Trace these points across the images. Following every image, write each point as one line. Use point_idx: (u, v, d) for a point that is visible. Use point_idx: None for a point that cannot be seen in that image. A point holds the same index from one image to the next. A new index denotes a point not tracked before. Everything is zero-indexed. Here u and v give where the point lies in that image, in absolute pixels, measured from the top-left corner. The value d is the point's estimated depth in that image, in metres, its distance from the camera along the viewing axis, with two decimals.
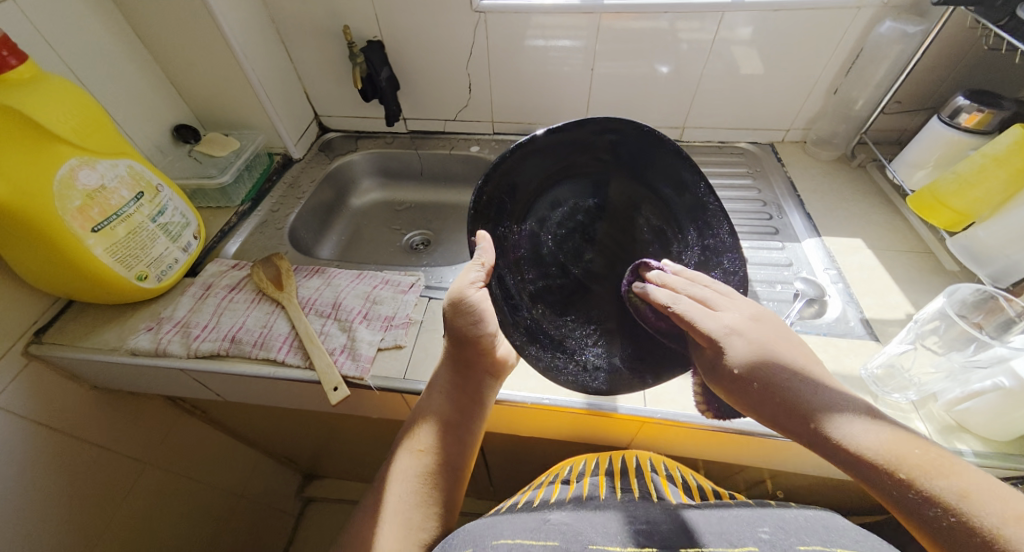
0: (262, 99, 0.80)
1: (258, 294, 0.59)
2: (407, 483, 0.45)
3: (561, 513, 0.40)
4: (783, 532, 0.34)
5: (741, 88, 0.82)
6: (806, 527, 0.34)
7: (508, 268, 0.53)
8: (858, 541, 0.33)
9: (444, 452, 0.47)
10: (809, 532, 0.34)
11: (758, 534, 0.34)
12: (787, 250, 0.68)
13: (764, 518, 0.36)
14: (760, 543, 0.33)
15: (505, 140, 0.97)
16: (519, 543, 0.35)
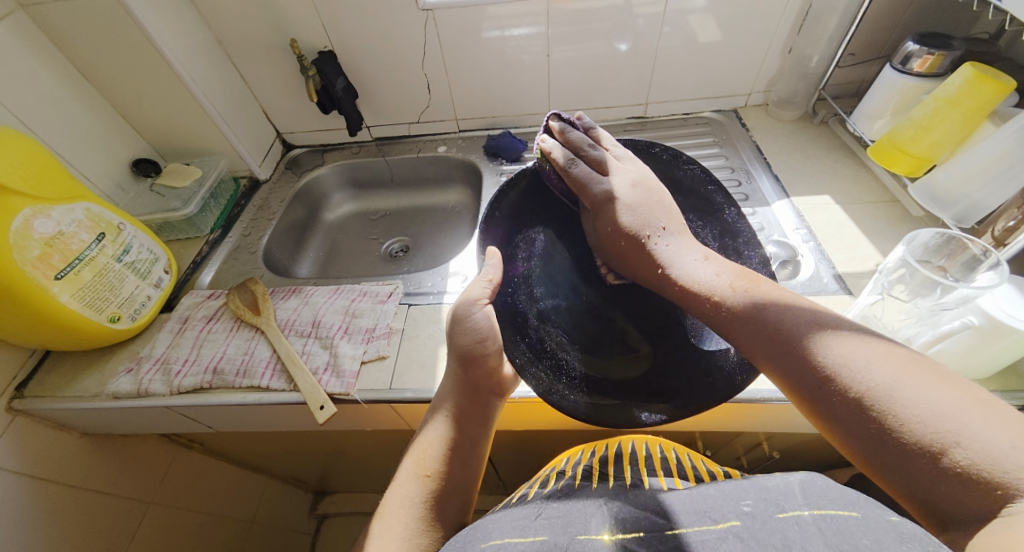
0: (219, 124, 0.78)
1: (236, 322, 0.59)
2: (410, 510, 0.42)
3: (552, 506, 0.41)
4: (764, 503, 0.34)
5: (699, 56, 0.82)
6: (789, 490, 0.34)
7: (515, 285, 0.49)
8: (834, 500, 0.32)
9: (450, 475, 0.44)
10: (786, 495, 0.34)
11: (741, 507, 0.34)
12: (757, 215, 0.68)
13: (748, 489, 0.36)
14: (741, 516, 0.34)
15: (471, 137, 0.97)
16: (510, 541, 0.36)
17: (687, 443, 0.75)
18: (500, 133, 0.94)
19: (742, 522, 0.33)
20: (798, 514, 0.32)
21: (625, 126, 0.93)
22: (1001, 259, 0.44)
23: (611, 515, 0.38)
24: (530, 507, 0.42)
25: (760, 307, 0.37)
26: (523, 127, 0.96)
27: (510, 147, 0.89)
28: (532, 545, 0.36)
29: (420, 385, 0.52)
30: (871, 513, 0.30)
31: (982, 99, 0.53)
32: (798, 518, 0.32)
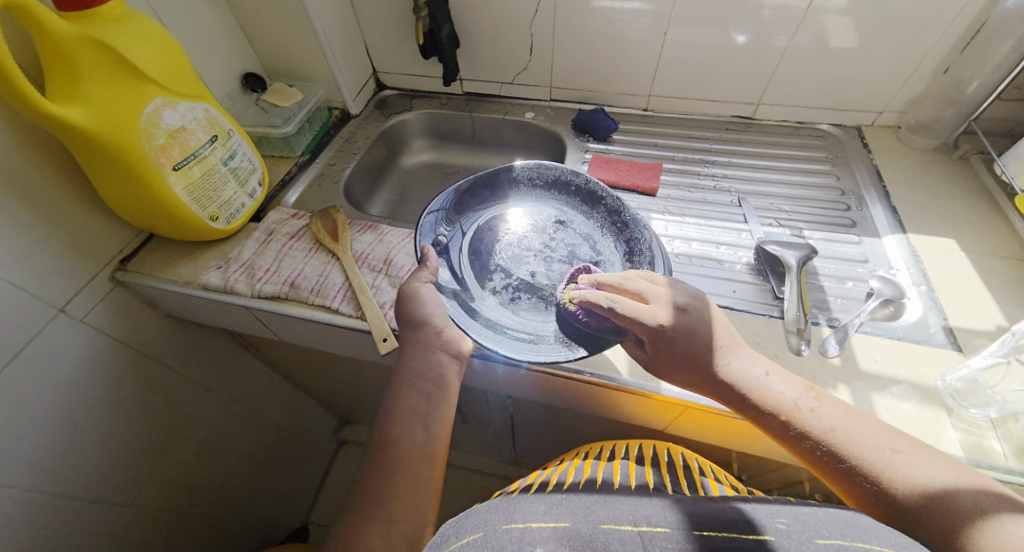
0: (326, 51, 0.80)
1: (315, 244, 0.61)
2: (379, 480, 0.41)
3: (573, 498, 0.41)
4: (801, 525, 0.32)
5: (832, 61, 0.74)
6: (828, 519, 0.33)
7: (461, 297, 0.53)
8: (879, 537, 0.31)
9: (417, 445, 0.43)
10: (826, 524, 0.33)
11: (776, 524, 0.33)
12: (863, 245, 0.62)
13: (785, 508, 0.35)
14: (776, 533, 0.32)
15: (562, 108, 0.94)
16: (531, 528, 0.36)
17: (722, 462, 0.73)
18: (593, 108, 0.90)
19: (776, 538, 0.32)
20: (837, 543, 0.31)
21: (726, 124, 0.87)
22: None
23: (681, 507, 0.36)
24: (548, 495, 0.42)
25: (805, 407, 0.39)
26: (617, 107, 0.92)
27: (601, 124, 0.86)
28: (554, 532, 0.35)
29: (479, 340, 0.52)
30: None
31: None
32: (839, 547, 0.31)
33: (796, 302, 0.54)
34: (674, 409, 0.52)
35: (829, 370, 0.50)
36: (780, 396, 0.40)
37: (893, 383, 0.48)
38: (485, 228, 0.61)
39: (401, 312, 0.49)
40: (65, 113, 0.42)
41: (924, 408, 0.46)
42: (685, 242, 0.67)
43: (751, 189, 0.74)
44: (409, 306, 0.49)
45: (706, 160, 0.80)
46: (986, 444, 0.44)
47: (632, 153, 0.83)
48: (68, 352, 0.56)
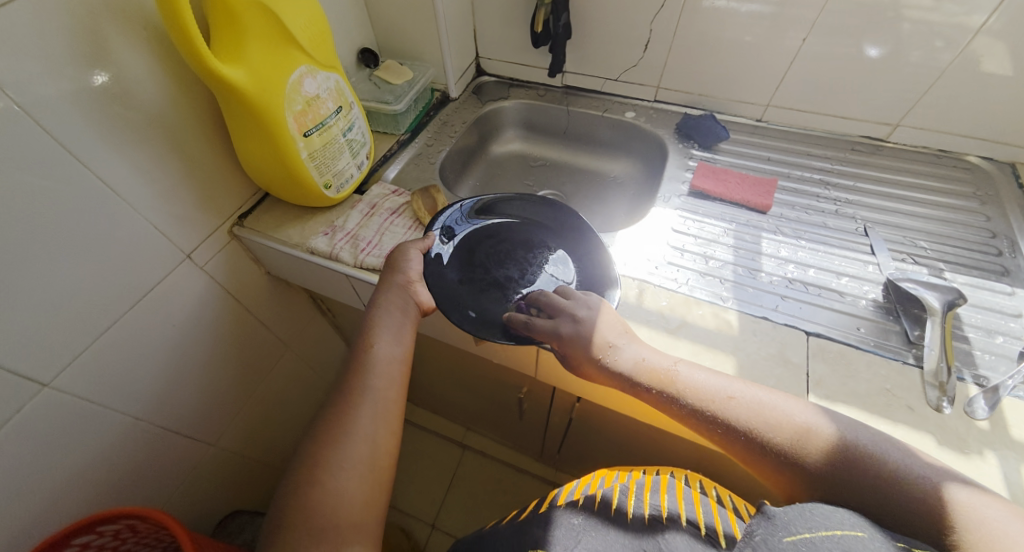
0: (442, 32, 0.80)
1: (415, 223, 0.62)
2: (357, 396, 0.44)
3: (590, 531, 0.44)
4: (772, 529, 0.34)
5: (1000, 85, 0.65)
6: (791, 513, 0.34)
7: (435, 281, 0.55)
8: (839, 518, 0.32)
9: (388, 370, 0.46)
10: (793, 519, 0.34)
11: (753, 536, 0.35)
12: (1018, 298, 0.55)
13: (761, 518, 0.37)
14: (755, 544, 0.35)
15: (665, 110, 0.90)
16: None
17: None
18: (701, 115, 0.86)
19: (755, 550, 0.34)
20: (805, 538, 0.32)
21: (852, 145, 0.79)
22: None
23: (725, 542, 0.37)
24: (567, 515, 0.47)
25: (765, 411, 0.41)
26: (727, 115, 0.87)
27: (708, 132, 0.82)
28: None
29: None
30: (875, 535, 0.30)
31: None
32: (806, 542, 0.32)
33: (939, 350, 0.49)
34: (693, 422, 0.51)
35: (974, 433, 0.44)
36: (731, 398, 0.42)
37: None
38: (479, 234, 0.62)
39: (390, 264, 0.53)
40: (226, 70, 0.44)
41: None
42: (800, 266, 0.61)
43: (880, 219, 0.67)
44: (397, 261, 0.53)
45: (827, 181, 0.74)
46: None
47: (740, 165, 0.78)
48: (187, 297, 0.60)
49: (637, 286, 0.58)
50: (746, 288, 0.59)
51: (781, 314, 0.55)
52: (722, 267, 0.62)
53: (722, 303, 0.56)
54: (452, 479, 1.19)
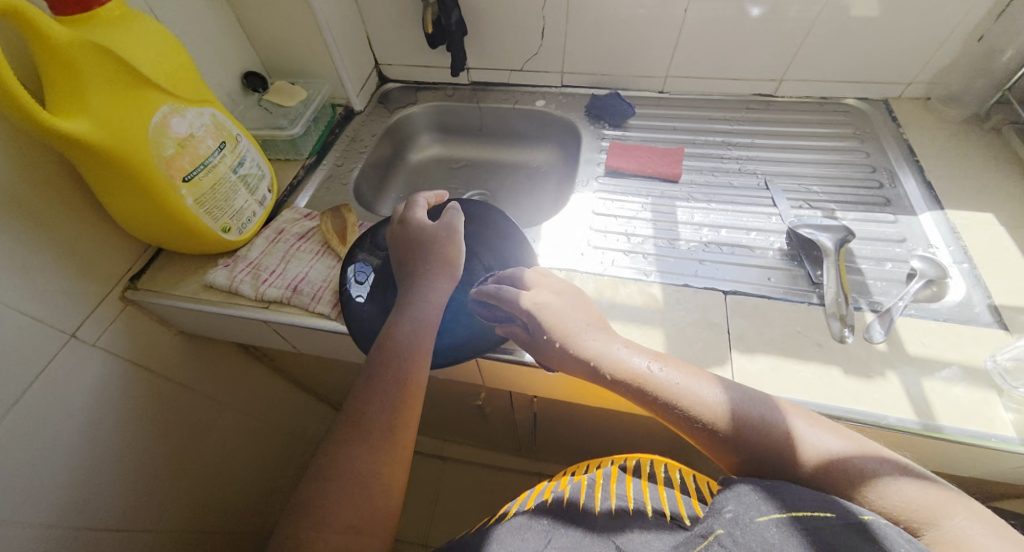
0: (329, 45, 0.76)
1: (323, 246, 0.59)
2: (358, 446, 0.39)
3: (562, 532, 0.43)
4: (744, 505, 0.32)
5: (864, 30, 0.70)
6: (762, 490, 0.33)
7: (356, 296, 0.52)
8: (811, 497, 0.31)
9: (384, 420, 0.41)
10: (763, 497, 0.32)
11: (723, 513, 0.33)
12: (900, 224, 0.60)
13: (727, 493, 0.35)
14: (724, 524, 0.32)
15: (573, 94, 0.91)
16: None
17: None
18: (607, 94, 0.88)
19: (727, 530, 0.32)
20: (780, 518, 0.31)
21: (747, 104, 0.83)
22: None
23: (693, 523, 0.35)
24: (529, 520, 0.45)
25: (693, 386, 0.41)
26: (632, 91, 0.89)
27: (614, 111, 0.84)
28: None
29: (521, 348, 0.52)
30: (846, 514, 0.30)
31: None
32: (781, 524, 0.30)
33: (836, 286, 0.52)
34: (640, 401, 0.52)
35: (875, 357, 0.47)
36: (655, 372, 0.42)
37: (941, 366, 0.46)
38: None
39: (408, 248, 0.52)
40: (69, 125, 0.39)
41: (973, 390, 0.44)
42: (712, 228, 0.64)
43: (778, 170, 0.71)
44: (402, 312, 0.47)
45: (729, 142, 0.77)
46: None
47: (649, 139, 0.81)
48: (82, 375, 0.54)
49: (564, 276, 0.58)
50: (666, 259, 0.61)
51: (699, 278, 0.57)
52: (643, 241, 0.64)
53: (646, 278, 0.58)
54: (433, 494, 1.18)
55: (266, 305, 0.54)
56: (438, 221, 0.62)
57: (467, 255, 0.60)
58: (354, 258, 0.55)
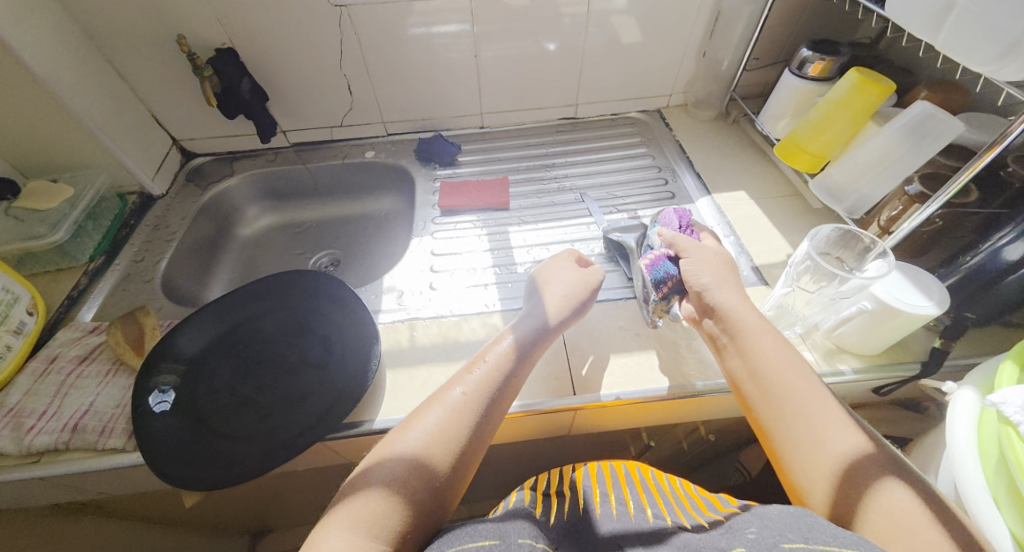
0: (94, 131, 0.67)
1: (114, 364, 0.52)
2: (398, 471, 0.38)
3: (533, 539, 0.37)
4: (768, 531, 0.35)
5: (625, 58, 0.83)
6: (793, 522, 0.35)
7: (153, 415, 0.45)
8: (836, 534, 0.33)
9: (442, 453, 0.40)
10: (792, 528, 0.35)
11: (746, 534, 0.36)
12: (684, 212, 0.71)
13: (761, 516, 0.38)
14: (748, 544, 0.35)
15: (402, 141, 0.91)
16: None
17: (631, 435, 0.77)
18: (433, 135, 0.89)
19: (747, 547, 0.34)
20: (802, 546, 0.32)
21: (555, 128, 0.93)
22: (876, 244, 0.48)
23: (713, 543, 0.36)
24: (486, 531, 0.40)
25: (781, 356, 0.45)
26: (454, 130, 0.92)
27: (442, 151, 0.85)
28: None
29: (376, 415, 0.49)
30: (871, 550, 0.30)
31: (867, 101, 0.56)
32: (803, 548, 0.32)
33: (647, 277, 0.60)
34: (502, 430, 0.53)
35: (681, 333, 0.55)
36: (754, 337, 0.46)
37: None
38: (215, 338, 0.52)
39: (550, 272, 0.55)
40: None
41: None
42: (541, 247, 0.69)
43: (589, 183, 0.80)
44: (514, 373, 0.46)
45: (546, 164, 0.85)
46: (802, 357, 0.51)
47: (476, 173, 0.85)
48: None
49: (408, 328, 0.57)
50: (505, 285, 0.63)
51: None
52: (485, 272, 0.66)
53: (488, 309, 0.59)
54: None
55: (38, 458, 0.46)
56: (254, 300, 0.56)
57: (294, 326, 0.55)
58: (160, 369, 0.48)
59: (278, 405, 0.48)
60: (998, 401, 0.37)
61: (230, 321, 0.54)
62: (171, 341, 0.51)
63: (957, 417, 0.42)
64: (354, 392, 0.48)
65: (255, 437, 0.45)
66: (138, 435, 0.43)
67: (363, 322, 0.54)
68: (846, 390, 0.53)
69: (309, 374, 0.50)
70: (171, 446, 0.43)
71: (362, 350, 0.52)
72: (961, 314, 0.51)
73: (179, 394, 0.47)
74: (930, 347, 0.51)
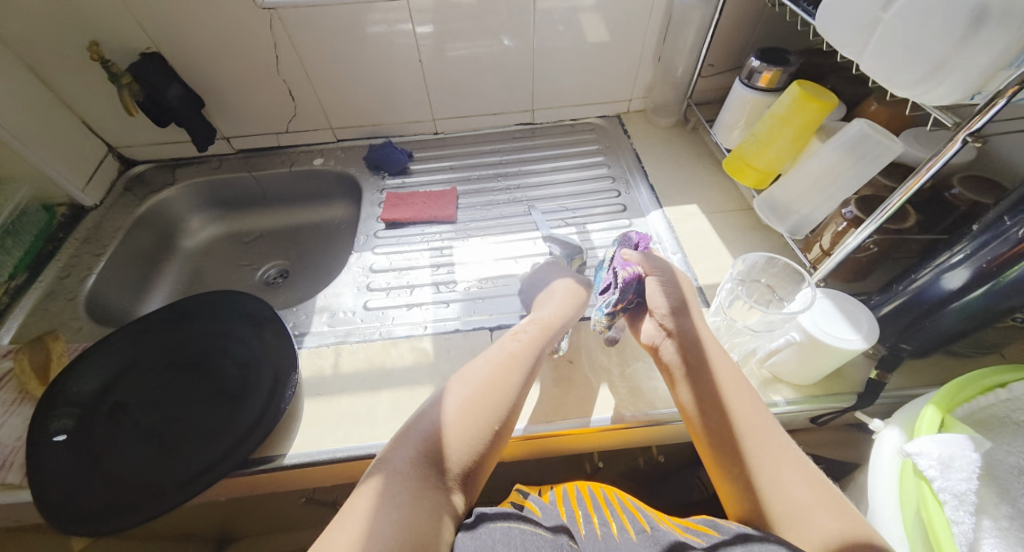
0: (11, 143, 0.64)
1: (21, 393, 0.50)
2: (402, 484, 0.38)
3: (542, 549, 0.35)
4: None
5: (579, 63, 0.80)
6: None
7: (45, 455, 0.43)
8: None
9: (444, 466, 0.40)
10: None
11: None
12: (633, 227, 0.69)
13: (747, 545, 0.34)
14: None
15: (351, 147, 0.88)
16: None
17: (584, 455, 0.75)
18: (383, 142, 0.86)
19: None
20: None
21: (512, 134, 0.90)
22: (803, 273, 0.46)
23: None
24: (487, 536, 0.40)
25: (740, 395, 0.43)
26: (407, 136, 0.89)
27: (392, 158, 0.82)
28: None
29: (289, 450, 0.47)
30: None
31: (807, 117, 0.54)
32: None
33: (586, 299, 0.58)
34: None
35: (614, 359, 0.53)
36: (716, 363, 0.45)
37: None
38: (125, 367, 0.50)
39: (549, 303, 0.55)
40: None
41: None
42: (485, 263, 0.67)
43: (540, 194, 0.78)
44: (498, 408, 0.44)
45: (498, 173, 0.82)
46: None
47: (427, 183, 0.82)
48: None
49: (333, 353, 0.54)
50: (441, 305, 0.61)
51: (472, 319, 0.59)
52: (423, 290, 0.63)
53: (420, 332, 0.57)
54: None
55: None
56: (173, 323, 0.54)
57: (210, 351, 0.52)
58: (66, 401, 0.47)
59: (183, 441, 0.45)
60: (914, 451, 0.34)
61: (143, 348, 0.52)
62: (76, 372, 0.49)
63: (880, 462, 0.40)
64: (263, 425, 0.46)
65: (151, 476, 0.43)
66: (30, 472, 0.41)
67: (282, 346, 0.52)
68: (784, 421, 0.51)
69: (221, 405, 0.48)
70: (61, 485, 0.41)
71: (277, 378, 0.49)
72: (896, 344, 0.48)
73: (79, 428, 0.45)
74: (867, 377, 0.49)
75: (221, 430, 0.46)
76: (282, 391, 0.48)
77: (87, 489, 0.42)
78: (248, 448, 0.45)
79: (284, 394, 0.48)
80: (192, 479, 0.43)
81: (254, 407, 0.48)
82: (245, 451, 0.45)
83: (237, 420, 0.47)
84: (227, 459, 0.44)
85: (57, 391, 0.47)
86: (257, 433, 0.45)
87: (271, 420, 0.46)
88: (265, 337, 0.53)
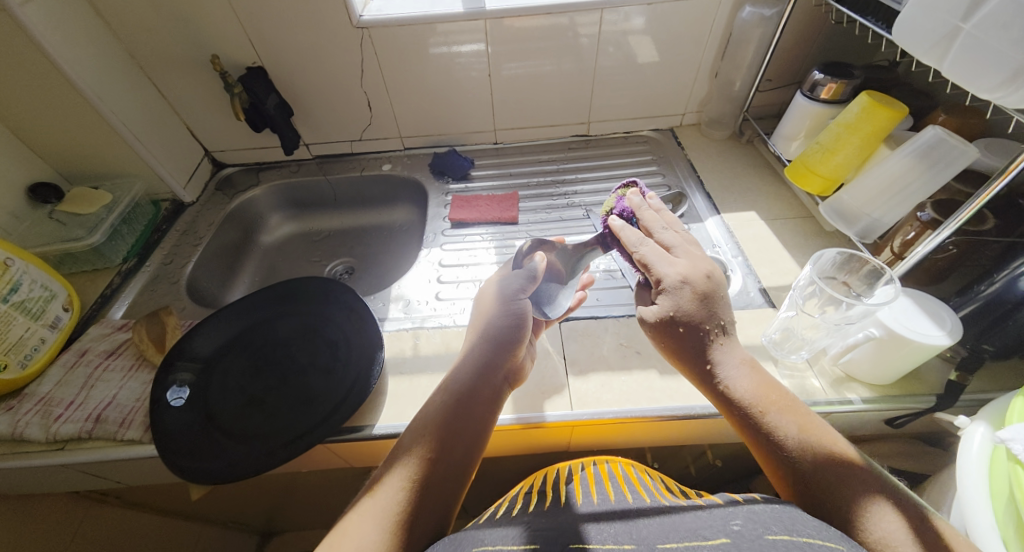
0: (132, 144, 0.72)
1: (138, 359, 0.56)
2: (384, 510, 0.37)
3: (616, 525, 0.38)
4: (753, 525, 0.35)
5: (638, 77, 0.84)
6: (776, 519, 0.35)
7: (163, 411, 0.48)
8: (822, 530, 0.34)
9: (427, 473, 0.39)
10: (777, 523, 0.35)
11: (731, 526, 0.35)
12: (692, 231, 0.70)
13: (736, 512, 0.37)
14: (731, 534, 0.34)
15: (417, 155, 0.94)
16: (504, 550, 0.35)
17: (638, 456, 0.76)
18: (446, 151, 0.92)
19: (731, 539, 0.33)
20: (787, 538, 0.33)
21: (568, 144, 0.94)
22: (883, 270, 0.48)
23: (700, 525, 0.36)
24: (566, 510, 0.43)
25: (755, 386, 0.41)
26: (469, 145, 0.95)
27: (456, 165, 0.88)
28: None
29: (380, 421, 0.50)
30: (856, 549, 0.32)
31: (877, 125, 0.55)
32: (788, 543, 0.33)
33: None
34: (503, 439, 0.53)
35: None
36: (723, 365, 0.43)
37: None
38: (231, 340, 0.56)
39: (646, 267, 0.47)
40: None
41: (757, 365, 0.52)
42: None
43: (598, 200, 0.81)
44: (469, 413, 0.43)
45: (556, 180, 0.86)
46: (807, 383, 0.50)
47: (489, 188, 0.87)
48: None
49: (412, 337, 0.59)
50: None
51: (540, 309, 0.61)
52: None
53: None
54: None
55: (62, 446, 0.49)
56: (268, 305, 0.59)
57: (302, 330, 0.57)
58: (183, 366, 0.52)
59: (281, 409, 0.50)
60: (1007, 437, 0.36)
61: (245, 325, 0.57)
62: (188, 345, 0.54)
63: (970, 455, 0.41)
64: (353, 396, 0.50)
65: (254, 438, 0.47)
66: (155, 426, 0.46)
67: (367, 326, 0.56)
68: (856, 421, 0.51)
69: (314, 377, 0.52)
70: (180, 439, 0.46)
71: (365, 355, 0.53)
72: (977, 345, 0.48)
73: (194, 390, 0.50)
74: (946, 380, 0.49)
75: (316, 400, 0.50)
76: (368, 368, 0.52)
77: (197, 444, 0.46)
78: (339, 417, 0.48)
79: (371, 370, 0.51)
80: (292, 442, 0.46)
81: (344, 380, 0.51)
82: (337, 420, 0.48)
83: (331, 390, 0.51)
84: (321, 426, 0.48)
85: (173, 360, 0.52)
86: (349, 403, 0.49)
87: (361, 393, 0.50)
88: (352, 319, 0.57)
